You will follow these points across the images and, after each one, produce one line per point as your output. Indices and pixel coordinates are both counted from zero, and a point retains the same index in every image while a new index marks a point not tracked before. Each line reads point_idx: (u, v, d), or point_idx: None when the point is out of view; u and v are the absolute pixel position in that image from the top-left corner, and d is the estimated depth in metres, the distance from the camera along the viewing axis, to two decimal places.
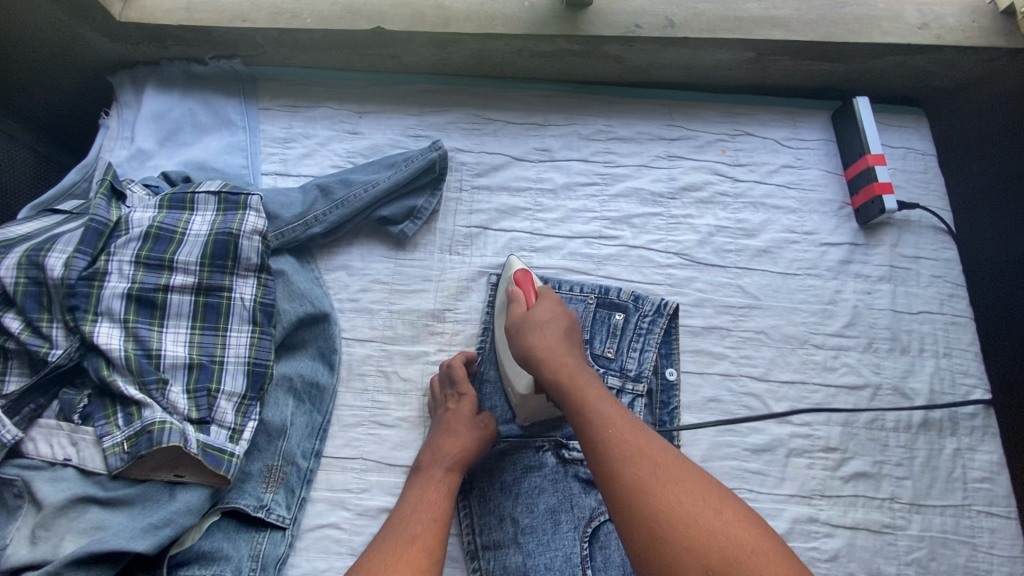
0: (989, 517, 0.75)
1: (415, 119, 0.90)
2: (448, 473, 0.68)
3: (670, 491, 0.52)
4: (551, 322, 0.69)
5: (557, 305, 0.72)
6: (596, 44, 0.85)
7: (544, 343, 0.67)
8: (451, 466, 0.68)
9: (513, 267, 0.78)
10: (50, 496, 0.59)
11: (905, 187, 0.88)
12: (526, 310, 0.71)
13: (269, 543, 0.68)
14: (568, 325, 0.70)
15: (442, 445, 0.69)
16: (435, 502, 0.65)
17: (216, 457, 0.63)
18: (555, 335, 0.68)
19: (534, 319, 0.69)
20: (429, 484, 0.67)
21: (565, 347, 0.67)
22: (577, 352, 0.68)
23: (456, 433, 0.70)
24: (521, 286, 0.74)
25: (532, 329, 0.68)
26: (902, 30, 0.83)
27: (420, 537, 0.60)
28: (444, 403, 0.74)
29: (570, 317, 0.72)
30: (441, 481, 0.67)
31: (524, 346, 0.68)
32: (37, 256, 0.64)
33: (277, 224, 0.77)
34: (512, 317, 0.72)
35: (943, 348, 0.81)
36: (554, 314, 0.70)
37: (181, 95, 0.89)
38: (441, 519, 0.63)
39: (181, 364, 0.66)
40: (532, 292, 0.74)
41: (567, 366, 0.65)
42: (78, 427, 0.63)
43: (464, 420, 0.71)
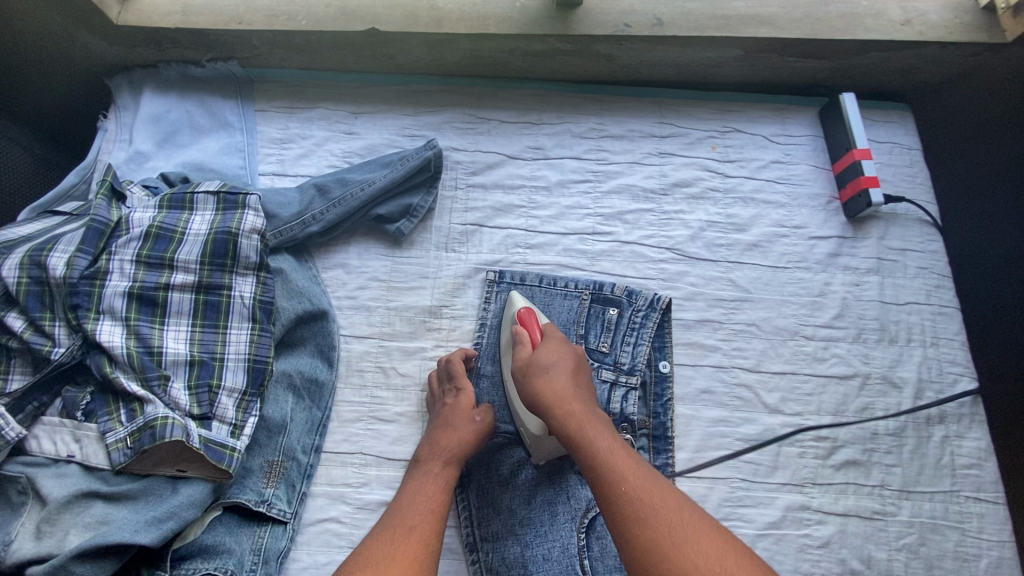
0: (977, 503, 0.76)
1: (410, 119, 0.92)
2: (445, 466, 0.69)
3: (689, 554, 0.52)
4: (560, 366, 0.70)
5: (564, 347, 0.72)
6: (586, 43, 0.87)
7: (554, 389, 0.67)
8: (448, 459, 0.69)
9: (514, 303, 0.78)
10: (54, 492, 0.60)
11: (891, 181, 0.90)
12: (533, 353, 0.72)
13: (270, 537, 0.69)
14: (576, 367, 0.71)
15: (441, 440, 0.70)
16: (433, 494, 0.65)
17: (218, 452, 0.65)
18: (563, 380, 0.68)
19: (542, 363, 0.70)
20: (426, 477, 0.67)
21: (574, 391, 0.68)
22: (587, 396, 0.69)
23: (454, 428, 0.71)
24: (525, 327, 0.74)
25: (539, 373, 0.69)
26: (885, 27, 0.85)
27: (417, 530, 0.61)
28: (441, 397, 0.75)
29: (577, 357, 0.72)
30: (437, 474, 0.68)
31: (532, 391, 0.68)
32: (39, 256, 0.65)
33: (275, 224, 0.79)
34: (518, 360, 0.72)
35: (930, 338, 0.83)
36: (561, 356, 0.71)
37: (179, 98, 0.90)
38: (438, 511, 0.64)
39: (182, 360, 0.67)
40: (537, 331, 0.74)
41: (577, 414, 0.65)
42: (81, 423, 0.64)
43: (462, 414, 0.72)
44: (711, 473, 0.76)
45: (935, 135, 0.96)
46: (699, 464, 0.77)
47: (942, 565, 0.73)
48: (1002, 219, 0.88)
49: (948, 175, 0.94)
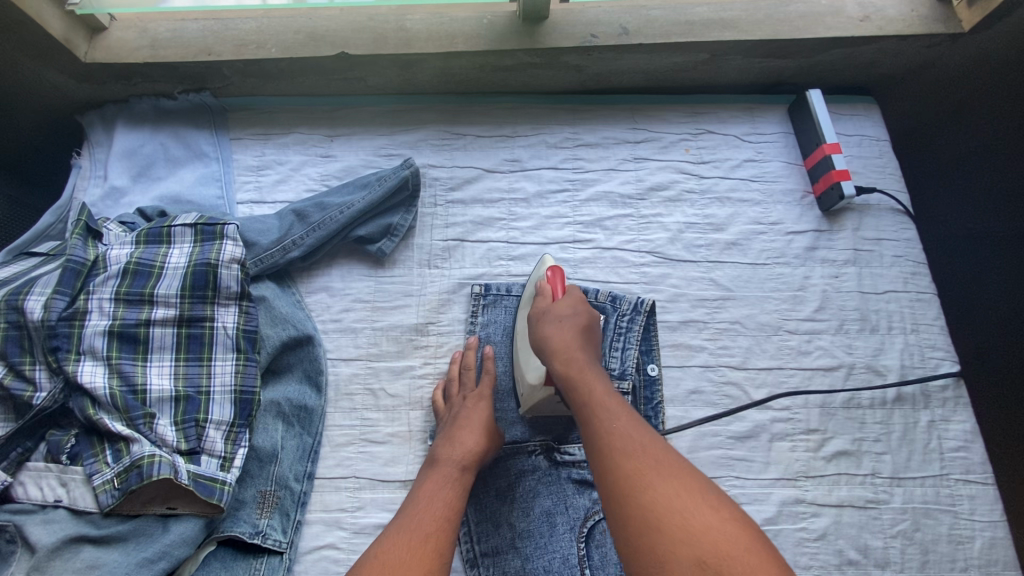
0: (967, 485, 0.77)
1: (386, 139, 0.92)
2: (459, 473, 0.67)
3: (666, 483, 0.52)
4: (570, 318, 0.71)
5: (580, 303, 0.73)
6: (554, 54, 0.88)
7: (560, 337, 0.69)
8: (464, 465, 0.68)
9: (543, 264, 0.79)
10: (42, 539, 0.59)
11: (862, 173, 0.92)
12: (551, 304, 0.73)
13: (267, 568, 0.68)
14: (588, 324, 0.71)
15: (460, 441, 0.69)
16: (447, 501, 0.64)
17: (207, 486, 0.64)
18: (570, 330, 0.70)
19: (553, 314, 0.71)
20: (445, 481, 0.66)
21: (582, 344, 0.69)
22: (594, 351, 0.70)
23: (474, 431, 0.70)
24: (550, 282, 0.76)
25: (551, 321, 0.71)
26: (846, 24, 0.87)
27: (433, 538, 0.59)
28: (459, 404, 0.74)
29: (593, 316, 0.73)
30: (455, 479, 0.67)
31: (541, 337, 0.70)
32: (16, 300, 0.64)
33: (254, 252, 0.78)
34: (535, 309, 0.74)
35: (910, 324, 0.84)
36: (574, 311, 0.72)
37: (153, 130, 0.90)
38: (453, 519, 0.63)
39: (167, 397, 0.67)
40: (560, 288, 0.75)
41: (581, 361, 0.67)
42: (67, 467, 0.63)
43: (480, 424, 0.71)
44: (705, 473, 0.77)
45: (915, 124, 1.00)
46: (692, 464, 0.77)
47: (938, 550, 0.74)
48: (998, 201, 0.86)
49: (931, 157, 0.97)
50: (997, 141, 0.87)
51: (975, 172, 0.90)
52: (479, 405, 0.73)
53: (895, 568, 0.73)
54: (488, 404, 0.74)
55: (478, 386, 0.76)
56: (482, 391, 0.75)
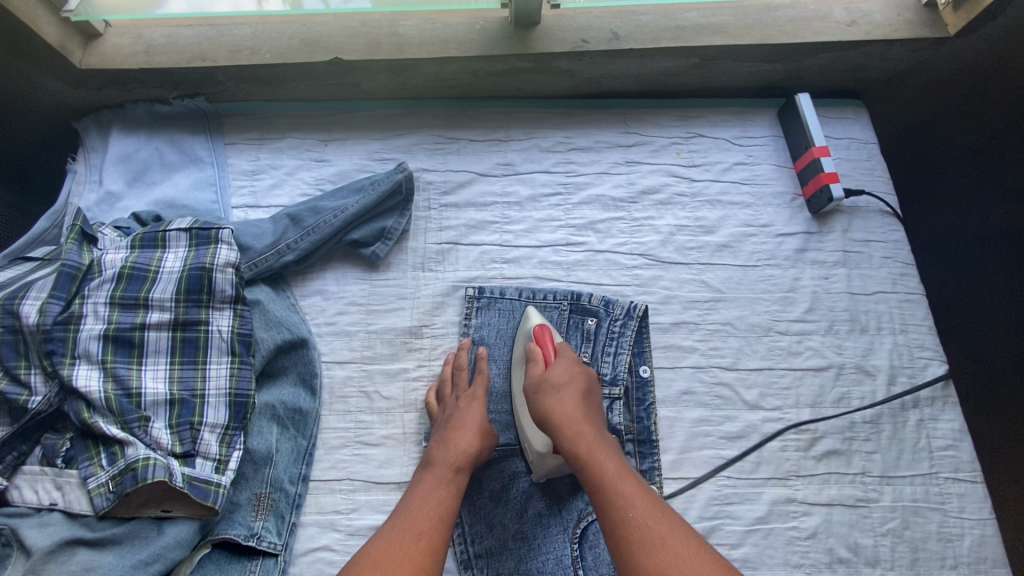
0: (955, 483, 0.78)
1: (381, 143, 0.93)
2: (454, 474, 0.68)
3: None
4: (569, 386, 0.71)
5: (574, 366, 0.74)
6: (546, 60, 0.89)
7: (562, 408, 0.69)
8: (458, 466, 0.69)
9: (530, 319, 0.80)
10: (37, 542, 0.59)
11: (851, 175, 0.93)
12: (545, 371, 0.73)
13: (262, 570, 0.69)
14: (584, 389, 0.72)
15: (454, 443, 0.70)
16: (442, 502, 0.65)
17: (202, 489, 0.64)
18: (572, 402, 0.70)
19: (552, 381, 0.71)
20: (439, 481, 0.67)
21: (585, 416, 0.69)
22: (595, 415, 0.71)
23: (469, 433, 0.71)
24: (539, 343, 0.76)
25: (551, 392, 0.71)
26: (833, 29, 0.88)
27: (427, 537, 0.61)
28: (452, 404, 0.74)
29: (586, 377, 0.74)
30: (449, 479, 0.68)
31: (541, 410, 0.70)
32: (11, 304, 0.65)
33: (249, 256, 0.79)
34: (530, 377, 0.74)
35: (899, 325, 0.85)
36: (571, 375, 0.73)
37: (148, 136, 0.91)
38: (447, 519, 0.64)
39: (161, 400, 0.67)
40: (551, 350, 0.76)
41: (586, 434, 0.67)
42: (62, 470, 0.63)
43: (475, 425, 0.72)
44: (697, 473, 0.78)
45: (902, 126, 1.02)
46: (684, 464, 0.78)
47: (927, 547, 0.75)
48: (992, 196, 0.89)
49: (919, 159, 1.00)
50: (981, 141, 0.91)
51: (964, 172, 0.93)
52: (472, 406, 0.74)
53: (885, 566, 0.74)
54: (481, 406, 0.75)
55: (472, 387, 0.76)
56: (476, 392, 0.76)
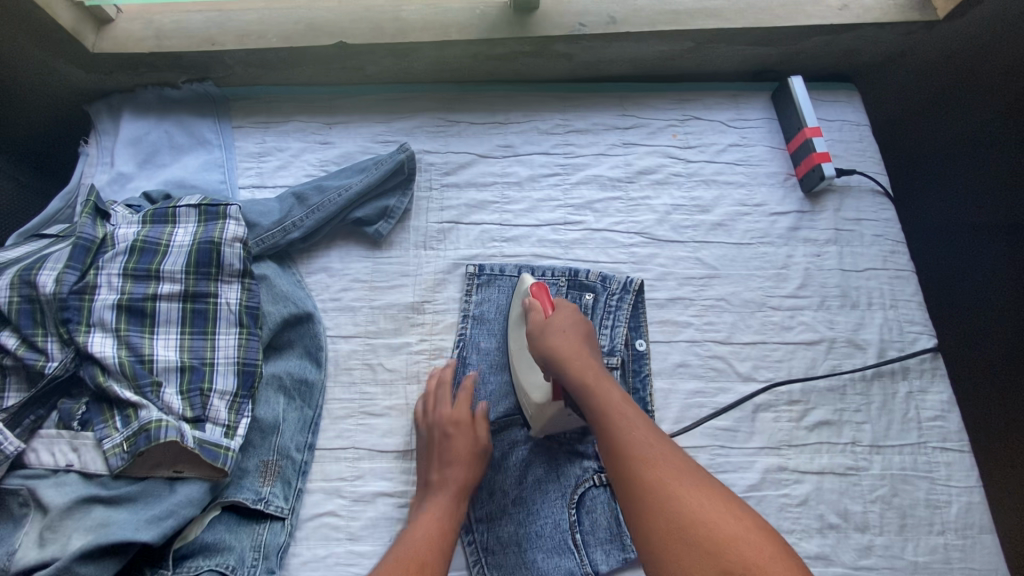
0: (943, 452, 0.81)
1: (383, 125, 0.95)
2: (453, 502, 0.70)
3: (693, 497, 0.54)
4: (572, 330, 0.71)
5: (575, 314, 0.74)
6: (545, 43, 0.91)
7: (567, 348, 0.68)
8: (455, 494, 0.71)
9: (525, 281, 0.81)
10: (54, 500, 0.62)
11: (843, 156, 0.95)
12: (545, 318, 0.73)
13: (269, 533, 0.71)
14: (586, 334, 0.72)
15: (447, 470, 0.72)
16: (440, 530, 0.68)
17: (212, 451, 0.67)
18: (573, 342, 0.70)
19: (555, 326, 0.71)
20: (437, 510, 0.69)
21: (585, 354, 0.69)
22: (598, 358, 0.70)
23: (460, 464, 0.72)
24: (537, 297, 0.76)
25: (552, 333, 0.70)
26: (825, 12, 0.90)
27: (429, 564, 0.64)
28: (440, 431, 0.74)
29: (587, 325, 0.74)
30: (447, 506, 0.70)
31: (543, 350, 0.70)
32: (28, 275, 0.67)
33: (257, 232, 0.82)
34: (531, 325, 0.74)
35: (889, 300, 0.88)
36: (574, 321, 0.72)
37: (157, 119, 0.93)
38: (446, 547, 0.67)
39: (173, 367, 0.70)
40: (549, 302, 0.76)
41: (593, 371, 0.66)
42: (78, 433, 0.66)
43: (464, 452, 0.73)
44: (691, 442, 0.80)
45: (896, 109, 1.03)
46: (679, 434, 0.80)
47: (915, 514, 0.78)
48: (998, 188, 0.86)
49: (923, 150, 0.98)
50: (983, 134, 0.89)
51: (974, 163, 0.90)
52: (461, 434, 0.74)
53: (874, 532, 0.77)
54: (471, 432, 0.75)
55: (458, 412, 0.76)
56: (462, 416, 0.75)
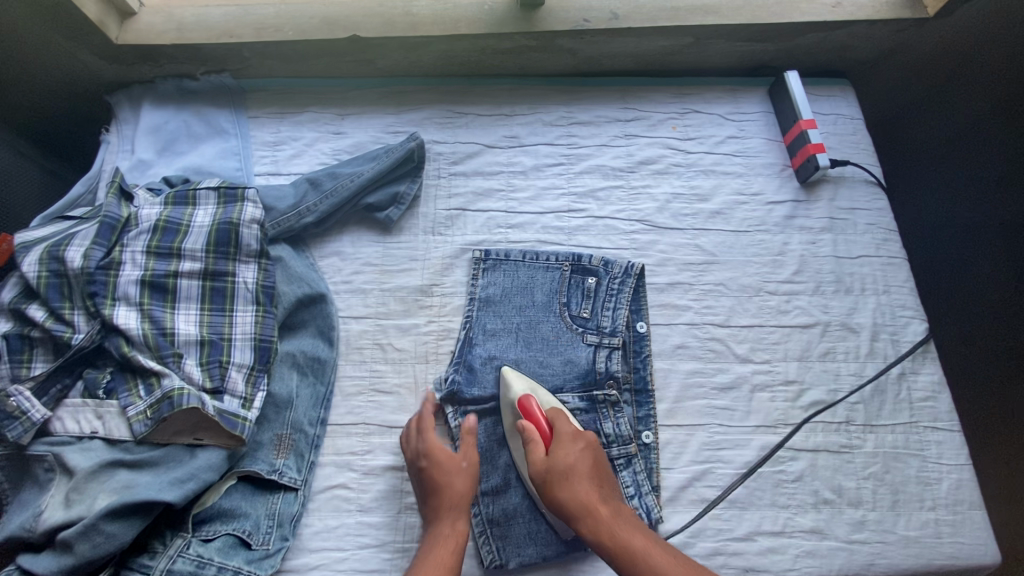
0: (935, 432, 0.83)
1: (393, 117, 0.98)
2: (452, 523, 0.69)
3: None
4: (578, 468, 0.71)
5: (577, 444, 0.73)
6: (550, 38, 0.95)
7: (579, 495, 0.69)
8: (454, 516, 0.70)
9: (510, 389, 0.78)
10: (81, 464, 0.65)
11: (837, 148, 0.98)
12: (549, 454, 0.72)
13: (283, 503, 0.74)
14: (592, 466, 0.72)
15: (445, 498, 0.71)
16: (445, 556, 0.66)
17: (231, 420, 0.70)
18: (583, 484, 0.70)
19: (561, 466, 0.71)
20: (440, 540, 0.68)
21: (597, 492, 0.70)
22: (607, 490, 0.72)
23: (450, 488, 0.71)
24: (533, 423, 0.74)
25: (562, 480, 0.70)
26: (819, 10, 0.94)
27: None
28: (418, 459, 0.74)
29: (590, 450, 0.74)
30: (450, 533, 0.68)
31: (557, 500, 0.69)
32: (57, 251, 0.71)
33: (273, 215, 0.85)
34: (534, 464, 0.72)
35: (882, 286, 0.91)
36: (577, 457, 0.72)
37: (176, 108, 0.96)
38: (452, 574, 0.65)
39: (193, 340, 0.73)
40: (546, 429, 0.74)
41: (607, 517, 0.68)
42: (103, 401, 0.69)
43: (449, 472, 0.72)
44: (690, 420, 0.83)
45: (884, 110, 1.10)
46: (678, 413, 0.83)
47: (907, 490, 0.80)
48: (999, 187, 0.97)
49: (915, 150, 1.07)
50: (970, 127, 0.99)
51: (965, 167, 1.00)
52: (440, 458, 0.73)
53: (867, 507, 0.79)
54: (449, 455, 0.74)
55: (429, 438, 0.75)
56: (432, 444, 0.74)
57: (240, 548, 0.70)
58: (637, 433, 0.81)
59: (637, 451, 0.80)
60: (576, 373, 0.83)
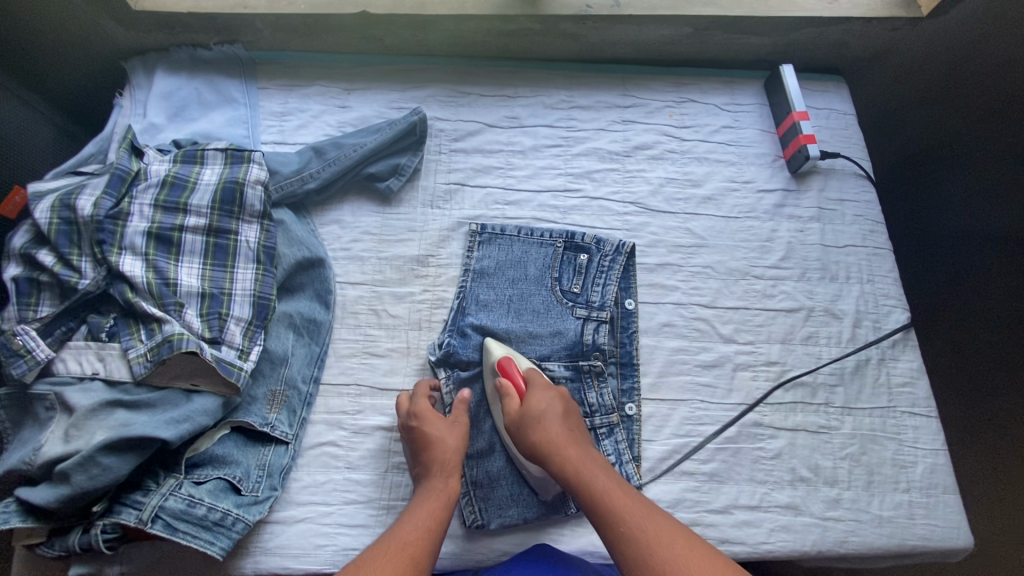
0: (912, 416, 0.85)
1: (398, 94, 1.01)
2: (444, 480, 0.71)
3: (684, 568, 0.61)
4: (549, 414, 0.74)
5: (549, 392, 0.77)
6: (554, 22, 0.98)
7: (550, 437, 0.72)
8: (447, 474, 0.72)
9: (492, 352, 0.81)
10: (81, 402, 0.68)
11: (829, 141, 1.01)
12: (522, 403, 0.75)
13: (273, 455, 0.76)
14: (563, 411, 0.75)
15: (438, 456, 0.73)
16: (433, 511, 0.68)
17: (227, 368, 0.72)
18: (554, 427, 0.73)
19: (534, 412, 0.73)
20: (430, 495, 0.70)
21: (567, 436, 0.73)
22: (576, 433, 0.75)
23: (444, 450, 0.73)
24: (508, 377, 0.78)
25: (532, 423, 0.73)
26: (815, 5, 0.97)
27: (412, 545, 0.65)
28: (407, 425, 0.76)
29: (563, 399, 0.77)
30: (442, 491, 0.71)
31: (529, 443, 0.73)
32: (69, 199, 0.75)
33: (277, 179, 0.88)
34: (508, 412, 0.75)
35: (866, 275, 0.93)
36: (549, 403, 0.75)
37: (188, 76, 0.99)
38: (435, 530, 0.67)
39: (195, 292, 0.76)
40: (520, 381, 0.78)
41: (574, 456, 0.71)
42: (105, 344, 0.72)
43: (441, 430, 0.75)
44: (673, 395, 0.85)
45: (883, 111, 1.14)
46: (662, 387, 0.85)
47: (882, 471, 0.82)
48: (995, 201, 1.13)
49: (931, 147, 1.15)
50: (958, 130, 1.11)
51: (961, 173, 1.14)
52: (432, 420, 0.75)
53: (843, 486, 0.81)
54: (440, 418, 0.76)
55: (419, 404, 0.77)
56: (421, 409, 0.76)
57: (230, 493, 0.72)
58: (620, 405, 0.84)
59: (619, 422, 0.82)
60: (563, 344, 0.85)
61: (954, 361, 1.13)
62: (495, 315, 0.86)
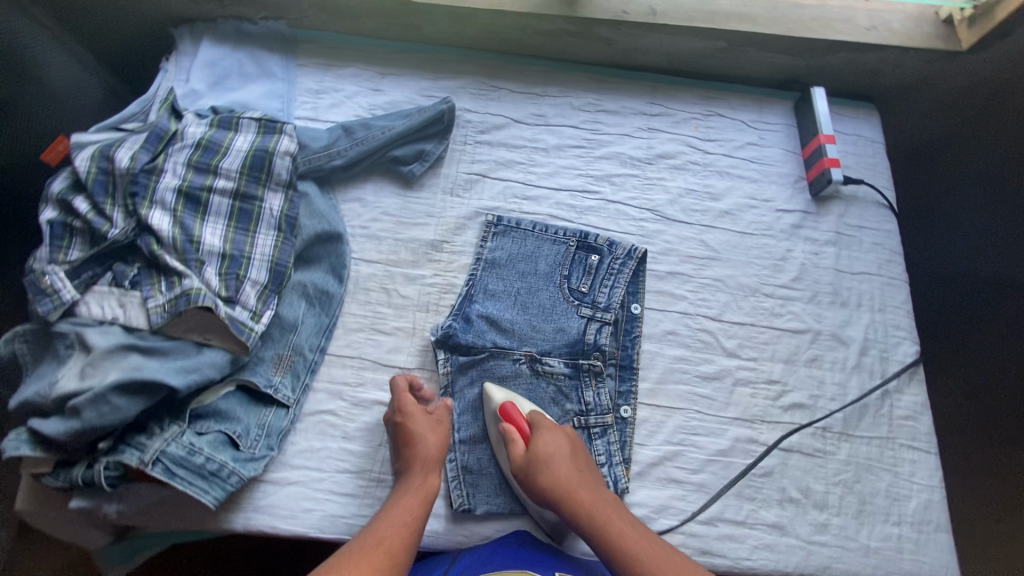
0: (910, 450, 0.85)
1: (429, 82, 1.04)
2: (421, 473, 0.74)
3: None
4: (559, 456, 0.75)
5: (557, 433, 0.77)
6: (588, 25, 0.99)
7: (562, 481, 0.73)
8: (427, 467, 0.74)
9: (492, 397, 0.80)
10: (98, 343, 0.71)
11: (854, 167, 1.00)
12: (531, 447, 0.75)
13: (273, 417, 0.79)
14: (572, 451, 0.77)
15: (419, 453, 0.75)
16: (411, 508, 0.70)
17: (240, 327, 0.75)
18: (565, 468, 0.74)
19: (543, 455, 0.74)
20: (410, 488, 0.72)
21: (576, 476, 0.74)
22: (587, 473, 0.75)
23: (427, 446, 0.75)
24: (513, 422, 0.77)
25: (543, 467, 0.73)
26: (853, 30, 0.97)
27: (388, 539, 0.66)
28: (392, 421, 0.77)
29: (569, 440, 0.78)
30: (421, 485, 0.73)
31: (541, 487, 0.73)
32: (109, 151, 0.79)
33: (306, 152, 0.91)
34: (516, 458, 0.75)
35: (878, 304, 0.92)
36: (556, 445, 0.76)
37: (232, 47, 1.02)
38: (414, 530, 0.69)
39: (216, 252, 0.78)
40: (524, 424, 0.77)
41: (586, 500, 0.72)
42: (127, 291, 0.75)
43: (425, 425, 0.77)
44: (670, 402, 0.85)
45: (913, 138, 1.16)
46: (659, 393, 0.85)
47: (875, 501, 0.82)
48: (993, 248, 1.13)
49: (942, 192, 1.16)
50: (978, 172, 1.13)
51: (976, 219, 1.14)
52: (416, 416, 0.76)
53: (832, 511, 0.81)
54: (426, 415, 0.78)
55: (404, 404, 0.77)
56: (404, 405, 0.77)
57: (228, 447, 0.74)
58: (615, 406, 0.84)
59: (613, 423, 0.83)
60: (565, 341, 0.86)
61: (965, 411, 1.11)
62: (502, 304, 0.88)
